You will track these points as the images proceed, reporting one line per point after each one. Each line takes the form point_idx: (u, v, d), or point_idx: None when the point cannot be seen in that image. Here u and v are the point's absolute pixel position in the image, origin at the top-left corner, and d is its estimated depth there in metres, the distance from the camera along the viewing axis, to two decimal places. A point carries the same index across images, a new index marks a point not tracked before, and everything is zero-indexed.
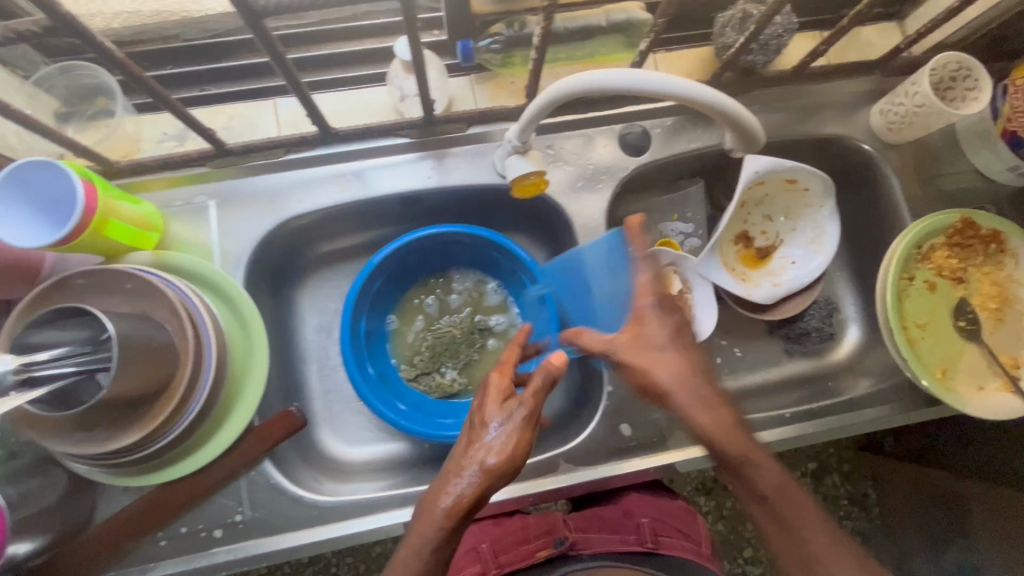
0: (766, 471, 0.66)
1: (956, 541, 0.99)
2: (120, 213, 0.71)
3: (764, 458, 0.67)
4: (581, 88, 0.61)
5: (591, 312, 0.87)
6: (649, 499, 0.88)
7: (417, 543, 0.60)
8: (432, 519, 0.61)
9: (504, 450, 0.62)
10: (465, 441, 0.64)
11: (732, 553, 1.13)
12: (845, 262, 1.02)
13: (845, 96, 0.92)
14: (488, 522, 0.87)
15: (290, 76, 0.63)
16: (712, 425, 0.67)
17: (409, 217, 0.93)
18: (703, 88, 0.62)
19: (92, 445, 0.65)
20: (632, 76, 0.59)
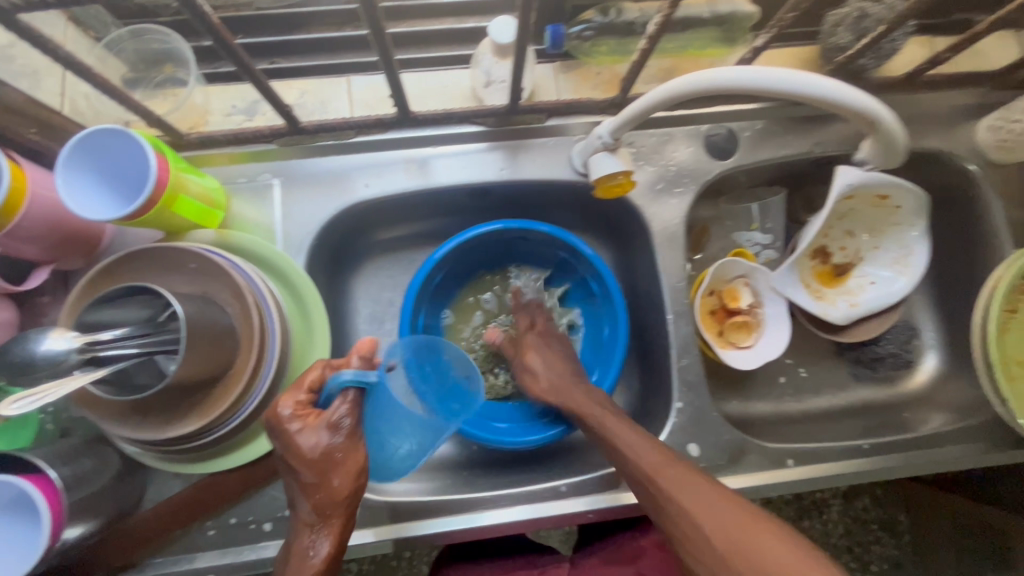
0: (709, 495, 0.61)
1: (997, 573, 0.96)
2: (188, 188, 0.67)
3: (699, 483, 0.63)
4: (710, 88, 0.55)
5: (664, 323, 0.82)
6: (663, 553, 0.82)
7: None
8: (305, 567, 0.61)
9: (350, 490, 0.61)
10: (308, 495, 0.61)
11: None
12: (928, 286, 0.96)
13: (951, 109, 0.85)
14: None
15: (385, 54, 0.59)
16: (649, 459, 0.66)
17: (473, 209, 0.89)
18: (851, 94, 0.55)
19: (150, 430, 0.63)
20: (763, 76, 0.53)
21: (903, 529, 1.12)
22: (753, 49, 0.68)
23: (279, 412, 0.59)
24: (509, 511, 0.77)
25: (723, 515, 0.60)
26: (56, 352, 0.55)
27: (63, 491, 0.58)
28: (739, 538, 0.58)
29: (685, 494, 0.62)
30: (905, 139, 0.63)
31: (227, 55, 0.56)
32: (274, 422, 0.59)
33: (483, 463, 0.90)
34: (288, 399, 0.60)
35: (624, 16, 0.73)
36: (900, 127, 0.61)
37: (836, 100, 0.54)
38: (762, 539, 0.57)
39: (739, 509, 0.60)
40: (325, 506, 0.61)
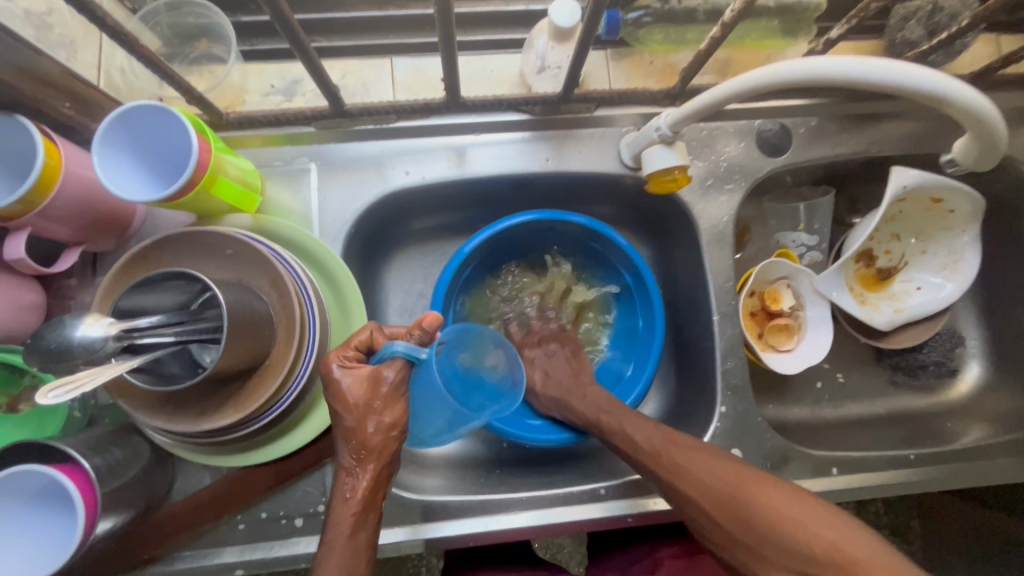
0: (707, 462, 0.64)
1: None
2: (226, 170, 0.65)
3: (693, 451, 0.66)
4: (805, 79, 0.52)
5: (709, 324, 0.80)
6: (687, 564, 0.82)
7: (339, 532, 0.57)
8: (345, 509, 0.58)
9: (390, 439, 0.58)
10: (350, 439, 0.58)
11: None
12: (975, 293, 0.94)
13: (1012, 111, 0.82)
14: None
15: (446, 36, 0.55)
16: (651, 439, 0.69)
17: (513, 201, 0.85)
18: (959, 86, 0.52)
19: (184, 421, 0.60)
20: (832, 63, 0.51)
21: (915, 534, 1.11)
22: (826, 41, 0.65)
23: (328, 366, 0.58)
24: (547, 512, 0.75)
25: (721, 473, 0.63)
26: (92, 339, 0.51)
27: (97, 484, 0.55)
28: (741, 494, 0.61)
29: (687, 465, 0.65)
30: (1002, 130, 0.57)
31: (283, 32, 0.53)
32: (326, 373, 0.58)
33: (514, 461, 0.88)
34: (339, 352, 0.59)
35: (685, 3, 0.70)
36: (996, 118, 0.56)
37: (918, 88, 0.51)
38: (760, 487, 0.61)
39: (731, 464, 0.64)
40: (365, 451, 0.58)
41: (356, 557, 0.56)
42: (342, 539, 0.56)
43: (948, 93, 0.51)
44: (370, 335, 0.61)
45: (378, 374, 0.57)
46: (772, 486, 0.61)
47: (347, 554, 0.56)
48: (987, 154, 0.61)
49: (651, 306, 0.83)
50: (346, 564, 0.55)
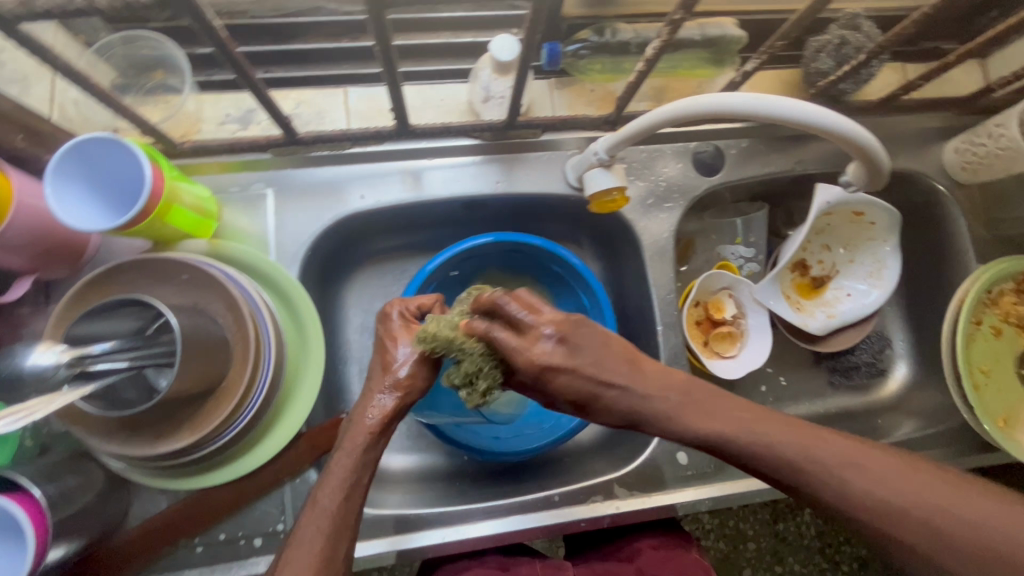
0: (830, 445, 0.55)
1: None
2: (181, 198, 0.66)
3: (807, 439, 0.55)
4: (719, 111, 0.58)
5: (654, 334, 0.85)
6: (666, 553, 0.82)
7: (350, 445, 0.60)
8: (362, 429, 0.60)
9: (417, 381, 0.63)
10: (386, 369, 0.63)
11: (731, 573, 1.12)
12: (899, 298, 1.01)
13: (919, 132, 0.90)
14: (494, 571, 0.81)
15: (389, 68, 0.59)
16: (759, 438, 0.54)
17: (468, 221, 0.89)
18: (849, 121, 0.58)
19: (139, 446, 0.61)
20: (749, 99, 0.57)
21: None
22: (743, 73, 0.71)
23: (389, 309, 0.68)
24: (503, 521, 0.77)
25: (848, 455, 0.54)
26: (43, 367, 0.54)
27: (47, 511, 0.56)
28: (883, 483, 0.53)
29: (809, 452, 0.54)
30: (883, 158, 0.65)
31: (234, 72, 0.56)
32: (384, 314, 0.67)
33: (474, 473, 0.90)
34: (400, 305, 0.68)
35: (618, 36, 0.75)
36: (879, 147, 0.64)
37: (812, 121, 0.57)
38: (893, 473, 0.53)
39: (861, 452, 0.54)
40: (395, 385, 0.62)
41: (353, 474, 0.59)
42: (350, 452, 0.59)
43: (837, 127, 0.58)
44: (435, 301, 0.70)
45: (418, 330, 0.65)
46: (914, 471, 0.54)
47: (349, 471, 0.59)
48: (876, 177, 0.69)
49: (604, 323, 0.87)
50: (344, 478, 0.58)
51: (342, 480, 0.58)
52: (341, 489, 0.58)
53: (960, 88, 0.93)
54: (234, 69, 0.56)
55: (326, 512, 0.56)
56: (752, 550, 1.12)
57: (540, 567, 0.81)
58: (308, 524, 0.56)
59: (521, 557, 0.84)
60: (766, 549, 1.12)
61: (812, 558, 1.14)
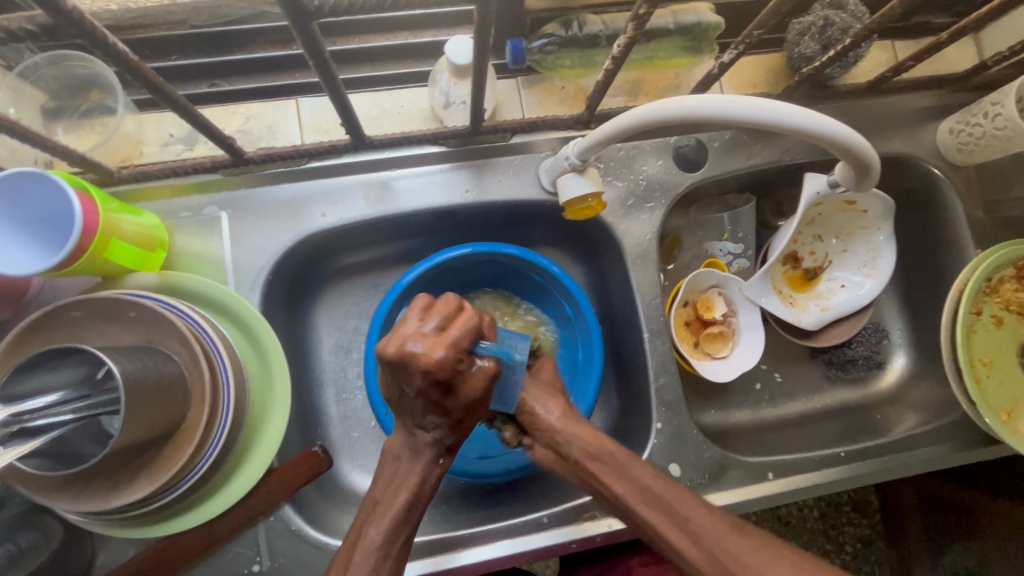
0: (736, 531, 0.57)
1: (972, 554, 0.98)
2: (120, 229, 0.62)
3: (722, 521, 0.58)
4: (699, 112, 0.53)
5: (640, 341, 0.81)
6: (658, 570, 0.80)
7: (406, 481, 0.60)
8: (421, 468, 0.61)
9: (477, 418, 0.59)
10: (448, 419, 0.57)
11: None
12: (895, 286, 0.97)
13: (911, 113, 0.85)
14: None
15: (328, 75, 0.55)
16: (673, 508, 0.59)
17: (441, 232, 0.84)
18: (837, 124, 0.55)
19: (92, 501, 0.57)
20: (722, 101, 0.52)
21: (873, 507, 1.15)
22: (720, 65, 0.66)
23: (430, 356, 0.49)
24: (489, 548, 0.74)
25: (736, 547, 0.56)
26: None
27: None
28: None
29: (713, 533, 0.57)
30: (874, 159, 0.60)
31: (162, 99, 0.52)
32: (425, 367, 0.49)
33: (461, 494, 0.86)
34: (445, 345, 0.50)
35: (586, 29, 0.71)
36: (868, 145, 0.58)
37: (791, 122, 0.53)
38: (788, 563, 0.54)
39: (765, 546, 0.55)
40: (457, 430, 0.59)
41: (406, 519, 0.60)
42: (409, 493, 0.60)
43: (818, 128, 0.54)
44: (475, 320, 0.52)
45: (475, 368, 0.53)
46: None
47: (408, 511, 0.60)
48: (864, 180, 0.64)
49: (589, 333, 0.83)
50: (398, 520, 0.59)
51: (394, 522, 0.59)
52: (395, 525, 0.59)
53: (952, 64, 0.89)
54: (160, 96, 0.52)
55: (381, 550, 0.58)
56: None
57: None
58: (361, 563, 0.57)
59: None
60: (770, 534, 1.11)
61: (815, 542, 1.13)
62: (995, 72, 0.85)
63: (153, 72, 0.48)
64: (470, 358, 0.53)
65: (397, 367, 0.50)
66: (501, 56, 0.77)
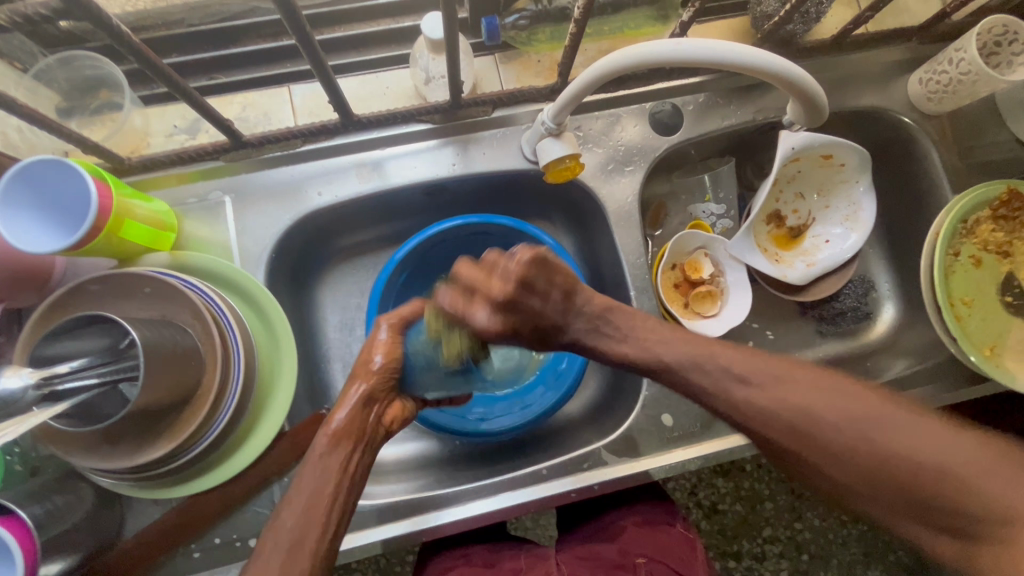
0: (803, 382, 0.57)
1: None
2: (133, 212, 0.67)
3: (823, 392, 0.56)
4: (643, 62, 0.58)
5: (627, 300, 0.84)
6: (648, 530, 0.82)
7: (313, 455, 0.57)
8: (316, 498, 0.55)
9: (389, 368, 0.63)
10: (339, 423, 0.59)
11: (751, 532, 1.13)
12: (878, 239, 1.00)
13: (880, 66, 0.88)
14: (479, 564, 0.81)
15: (317, 61, 0.59)
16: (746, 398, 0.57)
17: (432, 207, 0.89)
18: (776, 62, 0.59)
19: (118, 459, 0.62)
20: (667, 46, 0.57)
21: None
22: (682, 24, 0.71)
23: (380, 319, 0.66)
24: (493, 500, 0.77)
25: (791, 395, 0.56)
26: (10, 391, 0.53)
27: (35, 531, 0.57)
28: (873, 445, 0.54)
29: (813, 412, 0.55)
30: (818, 93, 0.65)
31: (175, 91, 0.58)
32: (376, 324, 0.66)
33: (465, 456, 0.90)
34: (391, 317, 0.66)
35: (556, 3, 0.76)
36: (811, 79, 0.64)
37: (729, 60, 0.58)
38: (826, 403, 0.55)
39: (862, 416, 0.54)
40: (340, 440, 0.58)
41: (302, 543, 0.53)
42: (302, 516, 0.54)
43: (757, 61, 0.59)
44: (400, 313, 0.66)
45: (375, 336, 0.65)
46: (935, 440, 0.53)
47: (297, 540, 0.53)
48: (812, 117, 0.71)
49: None
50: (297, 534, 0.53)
51: (288, 536, 0.53)
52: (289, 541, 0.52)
53: (917, 17, 0.92)
54: (169, 85, 0.57)
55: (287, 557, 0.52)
56: (770, 509, 1.14)
57: (523, 559, 0.81)
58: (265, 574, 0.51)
59: (507, 550, 0.84)
60: (783, 507, 1.13)
61: (830, 510, 1.15)
62: (961, 20, 0.87)
63: (164, 63, 0.54)
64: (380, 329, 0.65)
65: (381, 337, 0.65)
66: (477, 35, 0.82)
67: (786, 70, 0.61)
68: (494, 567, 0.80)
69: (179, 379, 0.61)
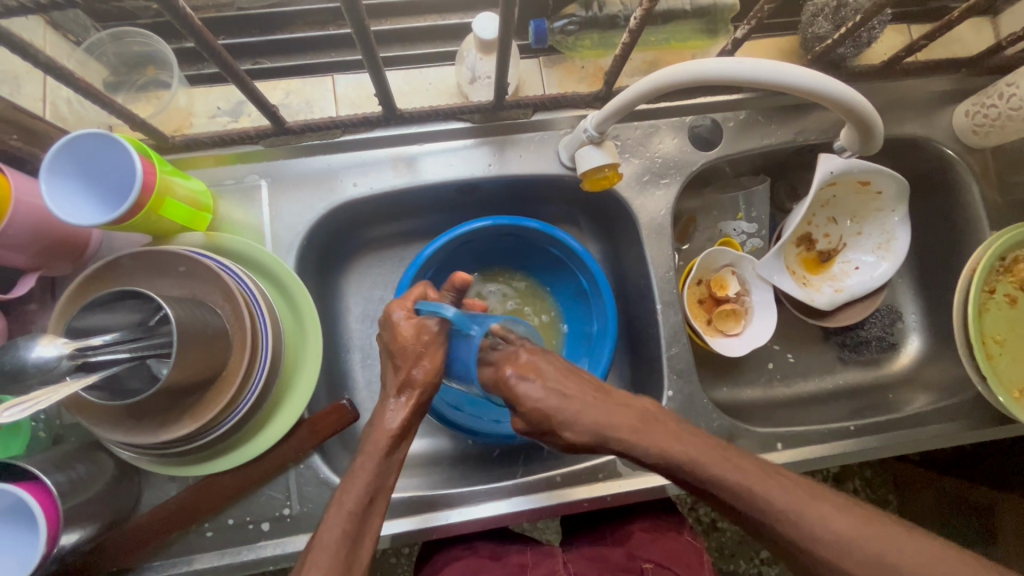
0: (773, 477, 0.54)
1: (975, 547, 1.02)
2: (174, 190, 0.67)
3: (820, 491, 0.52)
4: (698, 79, 0.58)
5: (653, 313, 0.84)
6: (659, 536, 0.82)
7: (372, 451, 0.60)
8: (358, 493, 0.58)
9: (433, 378, 0.62)
10: (381, 422, 0.61)
11: (748, 553, 1.12)
12: (909, 269, 0.99)
13: (926, 95, 0.87)
14: (485, 555, 0.81)
15: (371, 54, 0.60)
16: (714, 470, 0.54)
17: (463, 205, 0.88)
18: (831, 87, 0.58)
19: (142, 434, 0.62)
20: (734, 63, 0.56)
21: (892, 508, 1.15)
22: (735, 41, 0.71)
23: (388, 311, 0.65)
24: (505, 502, 0.77)
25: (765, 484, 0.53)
26: (45, 360, 0.55)
27: (57, 498, 0.57)
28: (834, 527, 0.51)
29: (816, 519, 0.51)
30: (874, 117, 0.65)
31: (229, 74, 0.59)
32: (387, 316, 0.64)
33: (477, 456, 0.90)
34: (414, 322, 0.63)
35: (606, 10, 0.75)
36: (866, 104, 0.63)
37: (786, 81, 0.57)
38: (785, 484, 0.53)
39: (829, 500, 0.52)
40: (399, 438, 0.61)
41: (358, 525, 0.57)
42: (351, 509, 0.57)
43: (813, 86, 0.58)
44: (414, 323, 0.63)
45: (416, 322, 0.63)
46: None
47: (351, 525, 0.57)
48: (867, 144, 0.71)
49: (604, 305, 0.85)
50: (349, 525, 0.57)
51: (353, 525, 0.57)
52: (346, 533, 0.56)
53: (967, 49, 0.90)
54: (223, 67, 0.58)
55: (344, 537, 0.56)
56: None
57: (530, 554, 0.81)
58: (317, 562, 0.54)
59: (513, 545, 0.84)
60: None
61: None
62: (1014, 54, 0.85)
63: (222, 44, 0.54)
64: (415, 322, 0.63)
65: (401, 325, 0.63)
66: (524, 38, 0.82)
67: (841, 95, 0.60)
68: (500, 560, 0.80)
69: (206, 360, 0.61)
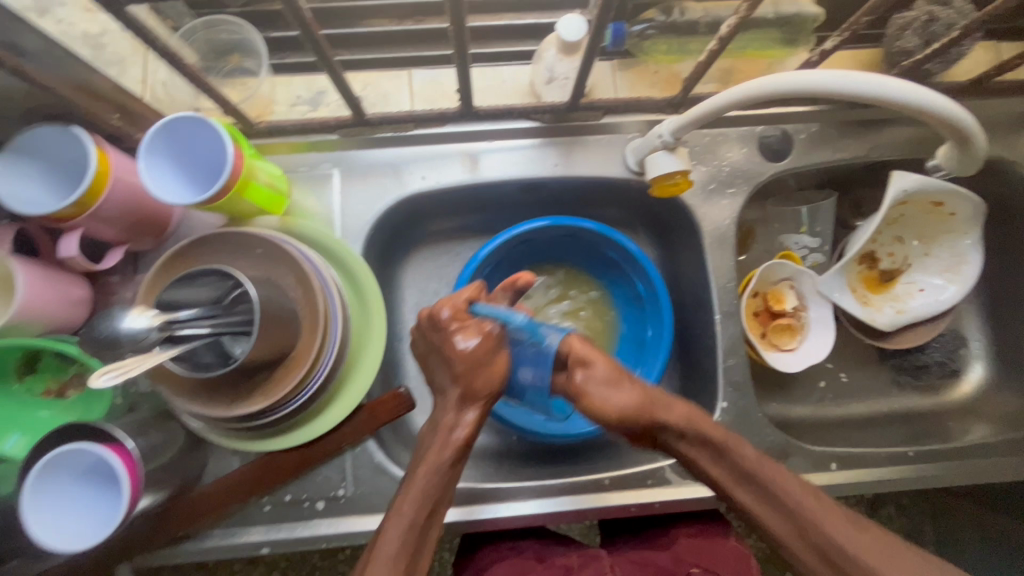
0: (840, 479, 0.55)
1: None
2: (257, 175, 0.69)
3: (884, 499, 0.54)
4: (788, 89, 0.58)
5: (711, 322, 0.83)
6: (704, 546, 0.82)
7: (433, 461, 0.59)
8: (420, 505, 0.57)
9: (495, 386, 0.61)
10: (445, 432, 0.60)
11: (777, 571, 1.09)
12: (976, 295, 0.96)
13: (1008, 116, 0.84)
14: (529, 556, 0.82)
15: (461, 50, 0.61)
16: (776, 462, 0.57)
17: (524, 204, 0.89)
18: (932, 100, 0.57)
19: (218, 408, 0.65)
20: (833, 77, 0.56)
21: None
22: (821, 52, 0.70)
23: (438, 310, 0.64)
24: (553, 501, 0.78)
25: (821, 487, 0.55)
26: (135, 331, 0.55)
27: (139, 461, 0.60)
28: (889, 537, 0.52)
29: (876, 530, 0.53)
30: (975, 130, 0.63)
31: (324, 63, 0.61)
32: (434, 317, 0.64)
33: (522, 453, 0.91)
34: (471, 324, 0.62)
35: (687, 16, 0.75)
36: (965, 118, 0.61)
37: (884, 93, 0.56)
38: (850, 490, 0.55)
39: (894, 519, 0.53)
40: (459, 450, 0.60)
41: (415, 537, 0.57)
42: (411, 522, 0.57)
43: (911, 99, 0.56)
44: (472, 326, 0.62)
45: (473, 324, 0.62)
46: None
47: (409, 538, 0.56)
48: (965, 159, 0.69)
49: (660, 312, 0.85)
50: (408, 537, 0.56)
51: (413, 538, 0.56)
52: (407, 549, 0.56)
53: None
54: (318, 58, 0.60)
55: (404, 548, 0.56)
56: None
57: (575, 556, 0.82)
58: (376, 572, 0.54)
59: (558, 547, 0.84)
60: None
61: None
62: None
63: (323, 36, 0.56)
64: (473, 322, 0.63)
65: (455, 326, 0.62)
66: None
67: (941, 108, 0.58)
68: (545, 561, 0.81)
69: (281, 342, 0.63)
